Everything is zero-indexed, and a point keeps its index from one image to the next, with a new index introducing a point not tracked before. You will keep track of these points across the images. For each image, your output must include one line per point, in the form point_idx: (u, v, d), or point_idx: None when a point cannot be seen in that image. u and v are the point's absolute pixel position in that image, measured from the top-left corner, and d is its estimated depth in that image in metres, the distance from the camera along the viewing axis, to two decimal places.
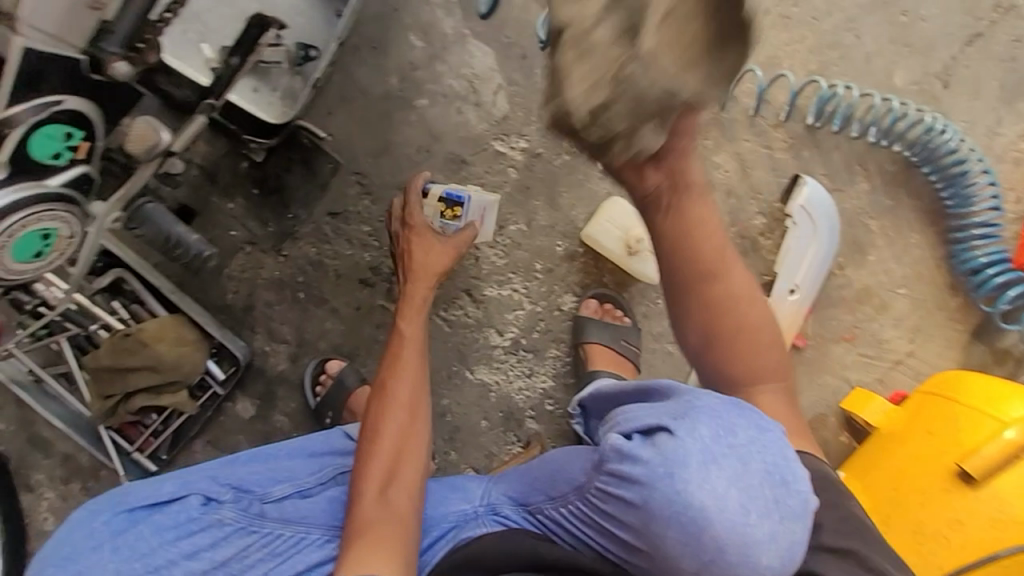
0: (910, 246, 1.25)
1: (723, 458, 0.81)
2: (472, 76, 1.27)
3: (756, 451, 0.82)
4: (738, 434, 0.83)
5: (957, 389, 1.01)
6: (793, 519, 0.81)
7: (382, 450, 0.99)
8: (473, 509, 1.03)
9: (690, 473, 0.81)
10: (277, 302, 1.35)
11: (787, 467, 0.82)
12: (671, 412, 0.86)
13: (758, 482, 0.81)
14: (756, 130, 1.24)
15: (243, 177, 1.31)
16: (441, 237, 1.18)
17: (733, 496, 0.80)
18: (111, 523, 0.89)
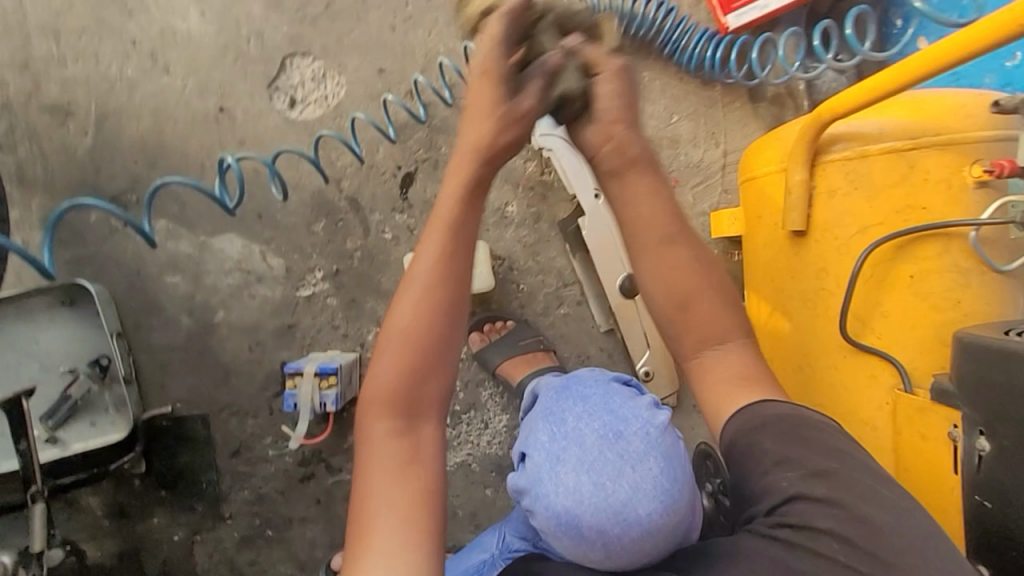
0: (650, 84, 1.30)
1: (564, 450, 0.85)
2: (235, 262, 1.29)
3: (583, 421, 0.88)
4: (566, 421, 0.90)
5: (755, 164, 1.01)
6: (643, 462, 0.82)
7: (370, 496, 0.72)
8: (491, 555, 1.04)
9: (546, 485, 0.83)
10: (259, 554, 1.35)
11: (614, 420, 0.88)
12: (528, 434, 0.94)
13: (596, 451, 0.83)
14: (468, 107, 1.29)
15: (144, 491, 1.32)
16: (500, 109, 0.75)
17: (584, 481, 0.81)
18: None
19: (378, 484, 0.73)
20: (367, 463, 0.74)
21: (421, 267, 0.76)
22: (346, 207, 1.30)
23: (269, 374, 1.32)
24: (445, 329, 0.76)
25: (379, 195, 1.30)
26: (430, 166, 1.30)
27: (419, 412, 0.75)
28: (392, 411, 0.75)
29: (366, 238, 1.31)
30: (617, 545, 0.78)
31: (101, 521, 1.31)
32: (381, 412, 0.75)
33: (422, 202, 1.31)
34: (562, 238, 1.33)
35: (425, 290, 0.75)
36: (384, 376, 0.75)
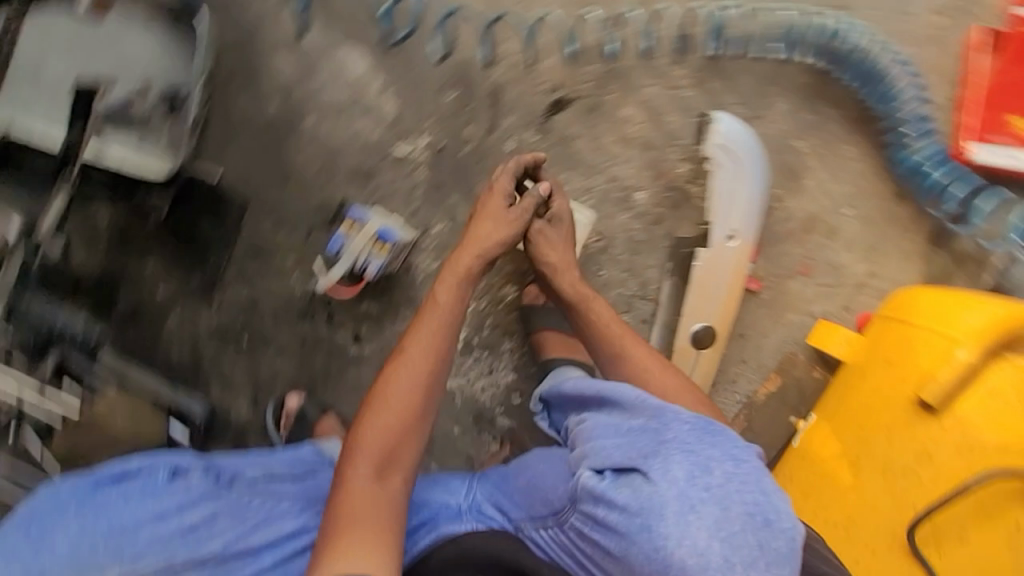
0: (848, 160, 1.13)
1: (701, 503, 0.73)
2: (351, 81, 1.20)
3: (735, 485, 0.75)
4: (713, 472, 0.76)
5: (916, 311, 0.91)
6: (780, 564, 0.71)
7: (351, 508, 0.84)
8: (457, 504, 1.05)
9: (672, 527, 0.72)
10: (223, 352, 1.34)
11: (768, 503, 0.74)
12: (644, 448, 0.82)
13: (740, 527, 0.71)
14: (657, 71, 1.14)
15: (154, 233, 1.28)
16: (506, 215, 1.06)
17: (715, 547, 0.70)
18: (76, 494, 0.84)
19: (360, 497, 0.86)
20: (342, 481, 0.88)
21: (442, 308, 1.00)
22: (484, 94, 1.17)
23: (325, 201, 1.25)
24: (430, 399, 0.95)
25: (522, 102, 1.17)
26: (587, 105, 1.16)
27: (398, 455, 0.91)
28: (372, 454, 0.89)
29: (486, 135, 1.19)
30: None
31: (102, 235, 1.29)
32: (371, 454, 0.89)
33: (558, 136, 1.17)
34: (669, 252, 1.21)
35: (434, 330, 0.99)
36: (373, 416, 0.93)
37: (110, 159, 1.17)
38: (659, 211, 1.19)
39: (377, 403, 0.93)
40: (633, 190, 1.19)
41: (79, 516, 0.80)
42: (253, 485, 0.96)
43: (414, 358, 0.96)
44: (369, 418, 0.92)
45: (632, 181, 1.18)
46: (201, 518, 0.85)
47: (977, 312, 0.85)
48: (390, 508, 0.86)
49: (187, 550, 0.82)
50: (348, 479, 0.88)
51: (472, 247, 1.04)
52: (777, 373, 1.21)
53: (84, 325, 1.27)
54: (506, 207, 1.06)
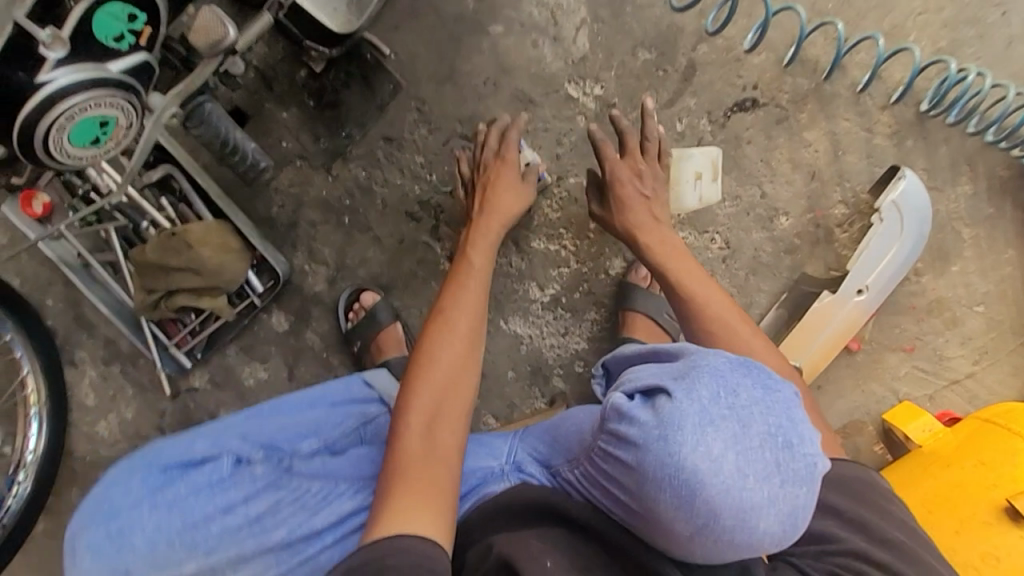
0: (1001, 263, 1.14)
1: (720, 419, 0.63)
2: (555, 7, 1.17)
3: (758, 406, 0.64)
4: (739, 394, 0.64)
5: (1017, 422, 0.96)
6: (795, 486, 0.62)
7: (408, 461, 0.84)
8: (500, 467, 0.92)
9: (686, 442, 0.62)
10: (321, 223, 1.33)
11: (790, 427, 0.64)
12: (672, 369, 0.69)
13: (758, 444, 0.62)
14: (861, 108, 1.11)
15: (300, 86, 1.26)
16: (518, 181, 1.14)
17: (730, 460, 0.62)
18: (146, 482, 0.87)
19: (416, 448, 0.85)
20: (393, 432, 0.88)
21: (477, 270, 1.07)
22: (679, 67, 1.15)
23: (476, 114, 1.22)
24: (474, 349, 0.99)
25: (712, 88, 1.14)
26: (774, 116, 1.14)
27: (446, 409, 0.90)
28: (421, 409, 0.90)
29: (662, 107, 1.16)
30: (714, 541, 0.63)
31: (248, 69, 1.25)
32: (420, 403, 0.90)
33: (733, 134, 1.15)
34: (785, 285, 1.19)
35: (479, 290, 1.05)
36: (433, 353, 0.96)
37: None
38: (797, 242, 1.18)
39: (433, 356, 0.96)
40: (781, 213, 1.17)
41: (155, 511, 0.84)
42: (311, 459, 0.94)
43: (460, 317, 1.01)
44: (417, 377, 0.93)
45: (782, 204, 1.17)
46: (265, 508, 0.87)
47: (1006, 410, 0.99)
48: (444, 458, 0.85)
49: (255, 538, 0.86)
50: (405, 426, 0.88)
51: (501, 215, 1.12)
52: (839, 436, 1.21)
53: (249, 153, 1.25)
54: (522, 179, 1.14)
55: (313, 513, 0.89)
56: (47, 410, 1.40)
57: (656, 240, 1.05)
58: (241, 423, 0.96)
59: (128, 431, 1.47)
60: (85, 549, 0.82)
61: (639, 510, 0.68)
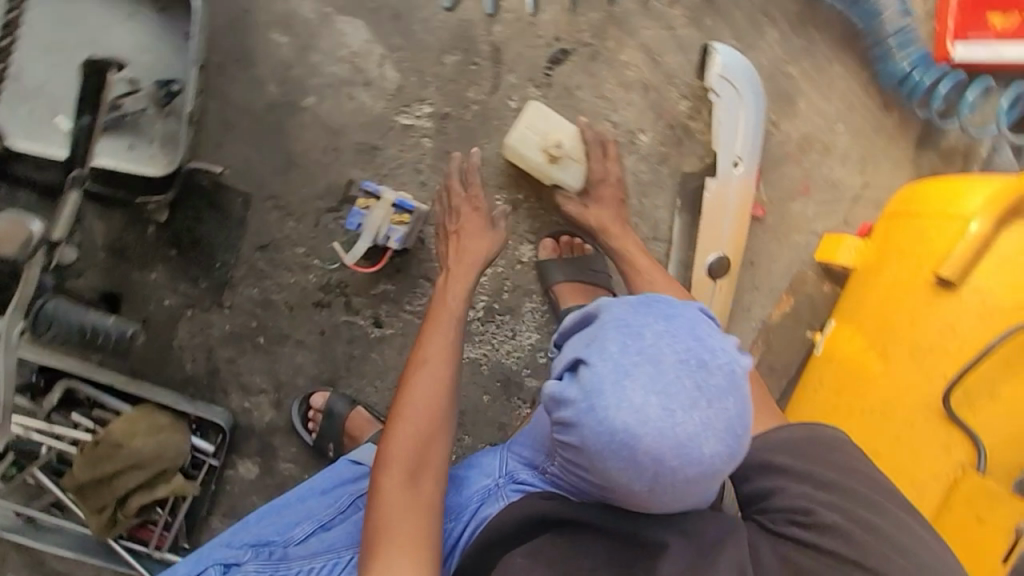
0: (836, 80, 1.21)
1: (636, 367, 0.64)
2: (353, 55, 1.16)
3: (666, 340, 0.65)
4: (645, 336, 0.66)
5: (918, 202, 0.98)
6: (722, 400, 0.63)
7: (394, 518, 0.85)
8: (494, 482, 0.91)
9: (608, 398, 0.63)
10: (240, 355, 1.28)
11: (700, 345, 0.66)
12: (583, 338, 0.71)
13: (675, 377, 0.63)
14: (654, 13, 1.18)
15: (155, 242, 1.21)
16: (490, 225, 1.14)
17: (653, 404, 0.62)
18: None
19: (400, 505, 0.86)
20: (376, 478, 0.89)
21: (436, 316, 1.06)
22: (486, 53, 1.18)
23: (331, 184, 1.21)
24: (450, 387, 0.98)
25: (523, 58, 1.19)
26: (587, 54, 1.19)
27: (427, 454, 0.91)
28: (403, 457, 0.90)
29: (490, 96, 1.20)
30: (671, 481, 0.64)
31: (97, 250, 1.21)
32: (403, 459, 0.90)
33: (562, 87, 1.20)
34: (675, 192, 1.25)
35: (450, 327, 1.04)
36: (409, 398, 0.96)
37: (103, 163, 1.12)
38: (664, 149, 1.23)
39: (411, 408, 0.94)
40: (638, 132, 1.22)
41: None
42: (306, 541, 0.97)
43: (429, 355, 1.00)
44: (396, 425, 0.93)
45: (635, 124, 1.22)
46: None
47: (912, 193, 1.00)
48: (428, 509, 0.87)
49: None
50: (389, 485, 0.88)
51: (467, 261, 1.11)
52: (789, 295, 1.28)
53: (117, 323, 1.17)
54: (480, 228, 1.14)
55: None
56: None
57: (621, 242, 1.18)
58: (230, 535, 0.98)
59: None
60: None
61: (596, 481, 0.69)
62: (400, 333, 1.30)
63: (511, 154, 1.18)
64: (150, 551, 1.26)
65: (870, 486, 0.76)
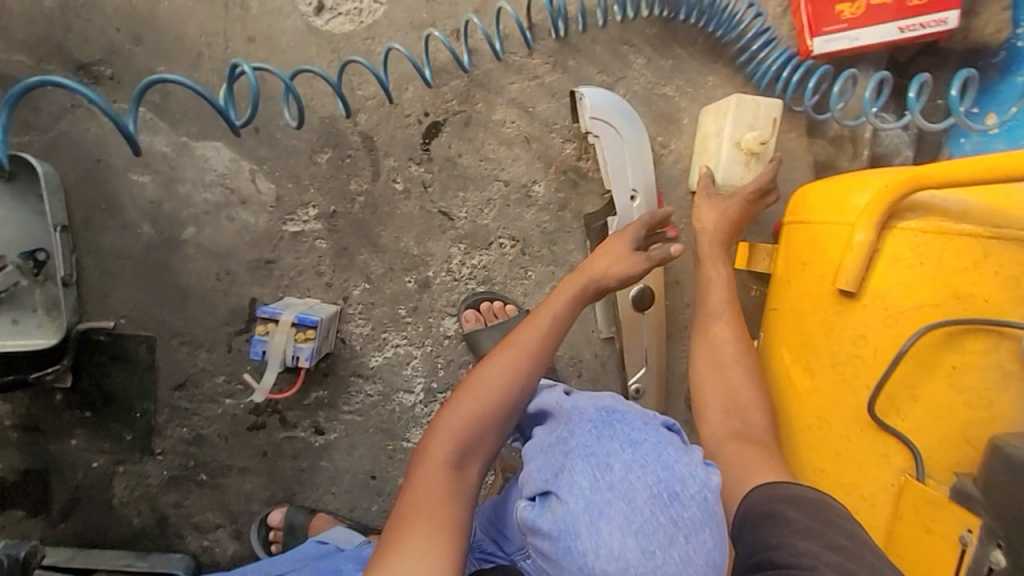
0: (712, 91, 1.19)
1: (607, 505, 0.60)
2: (221, 177, 1.15)
3: (635, 471, 0.62)
4: (612, 468, 0.62)
5: (811, 208, 0.93)
6: (699, 532, 0.59)
7: (422, 493, 0.79)
8: None
9: (584, 541, 0.59)
10: (186, 496, 1.24)
11: (669, 474, 0.62)
12: (552, 465, 0.68)
13: (648, 513, 0.59)
14: (516, 67, 1.16)
15: (65, 407, 1.18)
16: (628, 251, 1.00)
17: (631, 545, 0.58)
18: None
19: (437, 483, 0.80)
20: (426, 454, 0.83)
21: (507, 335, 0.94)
22: (357, 144, 1.16)
23: (234, 307, 1.18)
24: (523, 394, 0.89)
25: (397, 140, 1.17)
26: (460, 122, 1.17)
27: (481, 442, 0.85)
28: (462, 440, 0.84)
29: (373, 184, 1.18)
30: None
31: (10, 430, 1.17)
32: (457, 441, 0.84)
33: (443, 159, 1.18)
34: (585, 233, 1.22)
35: (551, 335, 0.93)
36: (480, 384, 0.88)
37: None
38: (562, 195, 1.21)
39: (481, 386, 0.87)
40: (531, 184, 1.20)
41: None
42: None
43: (509, 351, 0.91)
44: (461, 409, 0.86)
45: (526, 177, 1.20)
46: None
47: (810, 193, 0.96)
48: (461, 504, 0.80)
49: None
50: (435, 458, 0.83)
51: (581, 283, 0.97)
52: None
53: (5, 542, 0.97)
54: (632, 248, 1.00)
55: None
56: None
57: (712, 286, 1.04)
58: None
59: None
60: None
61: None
62: (344, 435, 1.25)
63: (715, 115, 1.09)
64: None
65: (836, 530, 0.70)
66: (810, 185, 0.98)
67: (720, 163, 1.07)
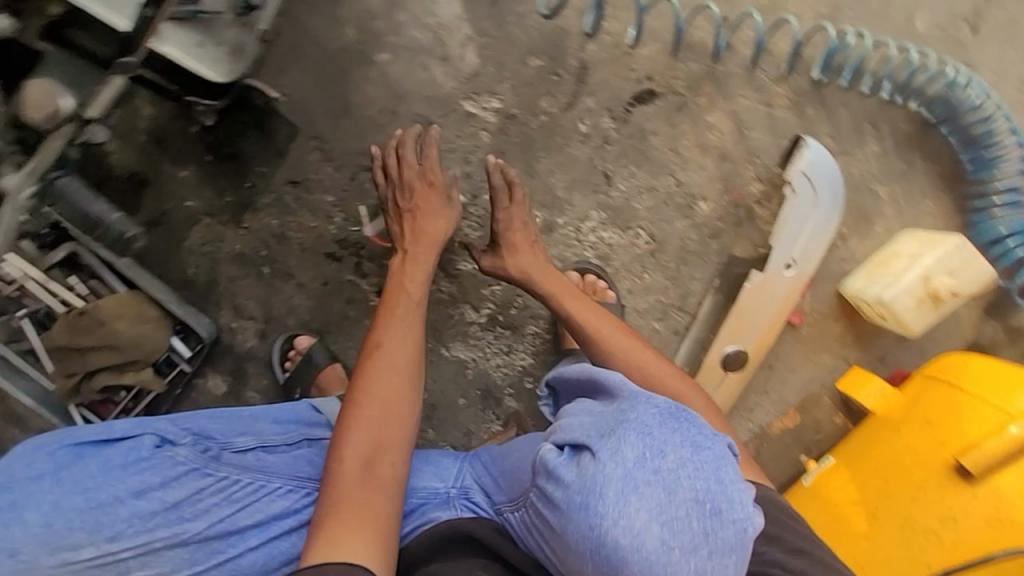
0: (921, 216, 1.12)
1: (646, 486, 0.56)
2: (438, 26, 1.14)
3: (687, 470, 0.57)
4: (667, 455, 0.57)
5: (964, 376, 0.89)
6: (722, 554, 0.56)
7: (343, 496, 0.85)
8: (446, 491, 0.98)
9: (606, 507, 0.57)
10: (241, 277, 1.28)
11: (719, 489, 0.57)
12: (600, 424, 0.63)
13: (684, 513, 0.56)
14: (756, 84, 1.11)
15: (194, 140, 1.22)
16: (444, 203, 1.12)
17: (653, 531, 0.56)
18: (52, 456, 0.82)
19: (354, 484, 0.86)
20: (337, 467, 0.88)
21: (408, 286, 1.07)
22: (571, 69, 1.13)
23: (378, 145, 1.19)
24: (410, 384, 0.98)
25: (608, 85, 1.13)
26: (673, 104, 1.13)
27: (385, 441, 0.91)
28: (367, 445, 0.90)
29: (562, 112, 1.15)
30: None
31: (140, 131, 1.22)
32: (358, 445, 0.89)
33: (636, 128, 1.14)
34: (717, 270, 1.17)
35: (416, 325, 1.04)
36: (371, 385, 0.96)
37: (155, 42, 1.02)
38: (721, 224, 1.16)
39: (372, 387, 0.95)
40: (699, 198, 1.15)
41: (57, 485, 0.81)
42: (244, 454, 0.93)
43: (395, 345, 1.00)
44: (353, 413, 0.93)
45: (699, 189, 1.15)
46: (186, 495, 0.86)
47: (965, 359, 0.91)
48: (382, 493, 0.86)
49: (169, 524, 0.84)
50: (341, 462, 0.88)
51: (425, 243, 1.10)
52: (797, 411, 1.19)
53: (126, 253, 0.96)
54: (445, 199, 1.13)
55: (240, 508, 0.88)
56: None
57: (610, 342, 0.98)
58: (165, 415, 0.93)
59: None
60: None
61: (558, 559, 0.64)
62: None
63: (941, 241, 1.05)
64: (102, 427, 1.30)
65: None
66: (965, 356, 0.91)
67: (896, 285, 1.05)
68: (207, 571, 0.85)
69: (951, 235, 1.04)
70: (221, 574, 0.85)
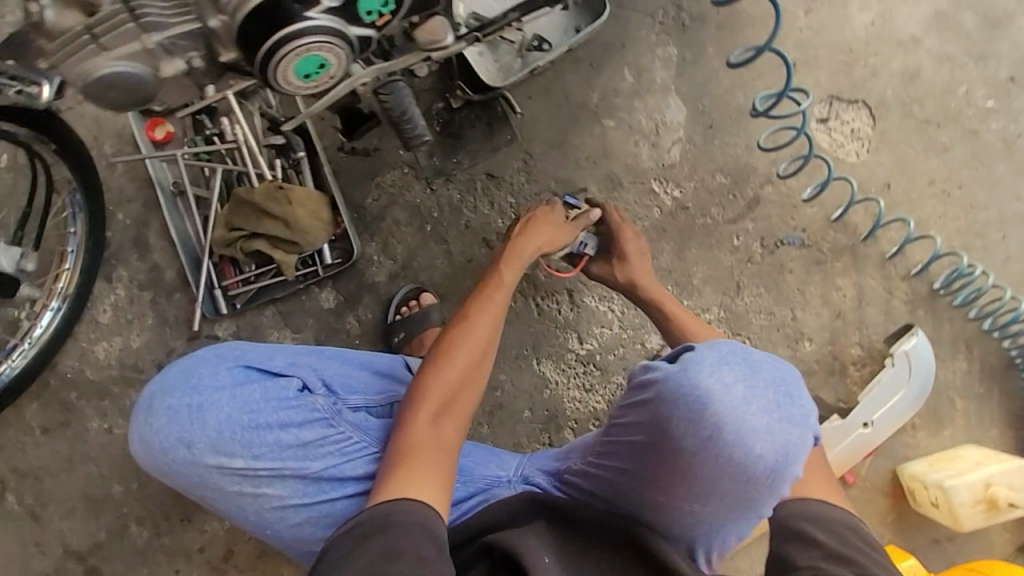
0: (985, 439, 1.29)
1: (735, 363, 0.82)
2: (661, 121, 1.42)
3: (767, 364, 0.83)
4: (753, 352, 0.84)
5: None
6: (789, 425, 0.79)
7: (415, 442, 0.93)
8: (507, 476, 1.03)
9: (705, 366, 0.80)
10: (404, 223, 1.46)
11: (788, 384, 0.83)
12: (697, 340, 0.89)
13: (764, 385, 0.80)
14: (885, 273, 1.33)
15: (433, 112, 1.44)
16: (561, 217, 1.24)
17: (738, 389, 0.79)
18: (232, 374, 1.03)
19: (428, 435, 0.94)
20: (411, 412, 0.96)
21: (505, 280, 1.14)
22: (746, 196, 1.38)
23: (571, 179, 1.43)
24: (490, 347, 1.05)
25: (769, 220, 1.37)
26: (815, 258, 1.35)
27: (459, 400, 0.98)
28: (439, 395, 0.97)
29: (725, 222, 1.38)
30: (716, 454, 0.78)
31: None
32: (435, 399, 0.96)
33: (777, 262, 1.36)
34: None
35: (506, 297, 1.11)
36: (455, 343, 1.03)
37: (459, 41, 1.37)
38: (815, 366, 1.32)
39: (457, 356, 1.01)
40: (806, 338, 1.33)
41: (231, 402, 1.00)
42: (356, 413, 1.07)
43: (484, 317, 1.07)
44: (435, 367, 0.99)
45: (809, 331, 1.33)
46: (314, 436, 1.02)
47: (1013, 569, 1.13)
48: (446, 446, 0.94)
49: (299, 458, 1.01)
50: (418, 412, 0.95)
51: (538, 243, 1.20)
52: None
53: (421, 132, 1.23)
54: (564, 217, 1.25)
55: (346, 461, 1.03)
56: (62, 310, 1.45)
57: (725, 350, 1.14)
58: (313, 358, 1.11)
59: (125, 359, 1.52)
60: (166, 408, 1.01)
61: (651, 440, 0.82)
62: (516, 310, 1.42)
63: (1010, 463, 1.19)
64: (218, 284, 1.44)
65: None
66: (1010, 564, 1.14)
67: (957, 478, 1.18)
68: (311, 504, 1.02)
69: (1015, 458, 1.20)
70: (320, 510, 1.02)
